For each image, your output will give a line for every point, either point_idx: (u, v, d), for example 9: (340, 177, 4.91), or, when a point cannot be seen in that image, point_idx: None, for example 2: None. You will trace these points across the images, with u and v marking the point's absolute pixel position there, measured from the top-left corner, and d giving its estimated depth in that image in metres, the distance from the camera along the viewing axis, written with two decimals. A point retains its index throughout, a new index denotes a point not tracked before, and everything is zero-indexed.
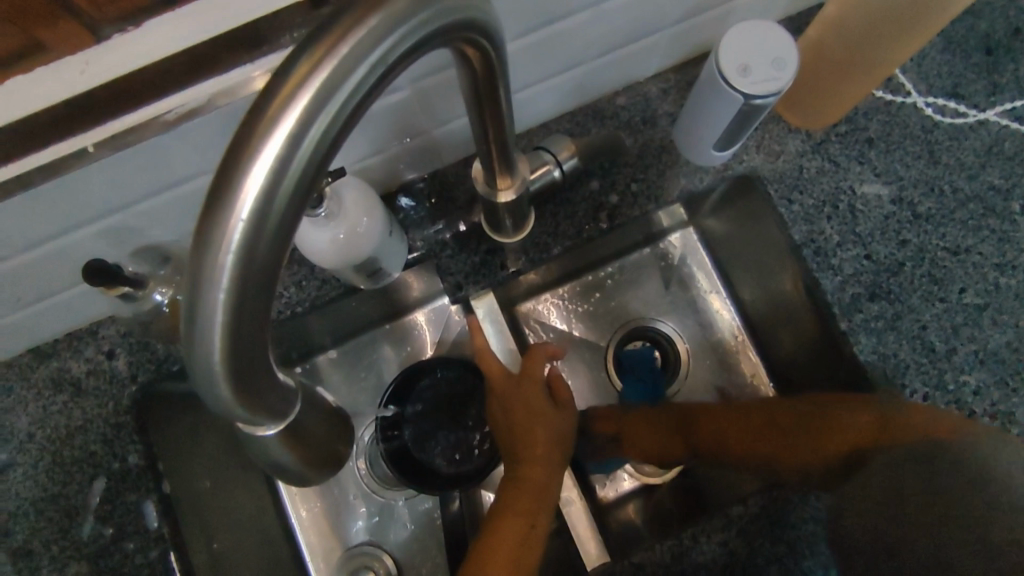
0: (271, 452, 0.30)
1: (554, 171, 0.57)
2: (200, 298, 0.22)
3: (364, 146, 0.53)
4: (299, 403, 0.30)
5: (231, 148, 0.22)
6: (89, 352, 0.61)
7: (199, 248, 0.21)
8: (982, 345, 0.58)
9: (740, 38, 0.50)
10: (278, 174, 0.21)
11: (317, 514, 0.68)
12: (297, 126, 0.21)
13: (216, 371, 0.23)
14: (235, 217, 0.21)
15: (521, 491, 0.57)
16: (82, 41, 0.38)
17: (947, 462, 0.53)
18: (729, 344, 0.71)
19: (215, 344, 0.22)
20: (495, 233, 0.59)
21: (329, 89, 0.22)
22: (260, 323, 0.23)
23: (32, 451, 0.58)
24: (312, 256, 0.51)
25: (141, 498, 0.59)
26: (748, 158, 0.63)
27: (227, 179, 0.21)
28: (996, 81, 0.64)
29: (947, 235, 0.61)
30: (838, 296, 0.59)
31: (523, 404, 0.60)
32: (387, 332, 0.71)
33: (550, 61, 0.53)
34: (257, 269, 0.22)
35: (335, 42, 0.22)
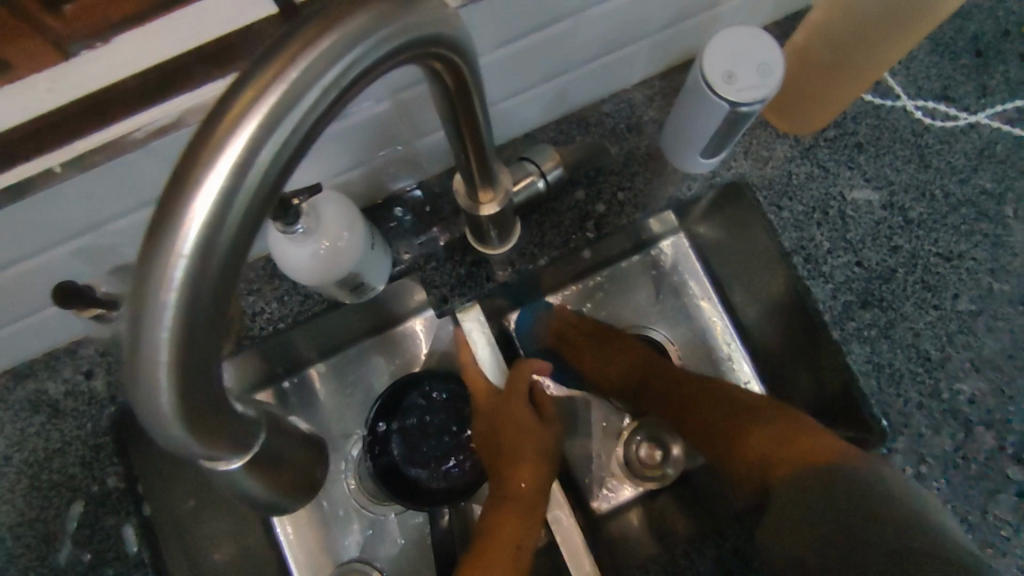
0: (236, 484, 0.29)
1: (537, 182, 0.56)
2: (144, 336, 0.21)
3: (343, 160, 0.52)
4: (265, 433, 0.29)
5: (177, 175, 0.21)
6: (67, 373, 0.59)
7: (141, 284, 0.20)
8: (976, 352, 0.57)
9: (726, 46, 0.50)
10: (226, 202, 0.21)
11: (305, 533, 0.66)
12: (244, 154, 0.21)
13: (165, 410, 0.22)
14: (178, 252, 0.20)
15: (509, 507, 0.56)
16: (48, 59, 0.37)
17: (840, 484, 0.47)
18: (722, 352, 0.70)
19: (162, 384, 0.21)
20: (477, 244, 0.59)
21: (280, 113, 0.21)
22: (212, 357, 0.22)
23: (8, 475, 0.57)
24: (292, 273, 0.49)
25: (121, 523, 0.57)
26: (736, 165, 0.62)
27: (170, 210, 0.20)
28: (986, 83, 0.63)
29: (939, 240, 0.60)
30: (829, 305, 0.58)
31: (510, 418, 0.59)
32: (376, 342, 0.69)
33: (531, 71, 0.53)
34: (205, 302, 0.21)
35: (286, 62, 0.21)
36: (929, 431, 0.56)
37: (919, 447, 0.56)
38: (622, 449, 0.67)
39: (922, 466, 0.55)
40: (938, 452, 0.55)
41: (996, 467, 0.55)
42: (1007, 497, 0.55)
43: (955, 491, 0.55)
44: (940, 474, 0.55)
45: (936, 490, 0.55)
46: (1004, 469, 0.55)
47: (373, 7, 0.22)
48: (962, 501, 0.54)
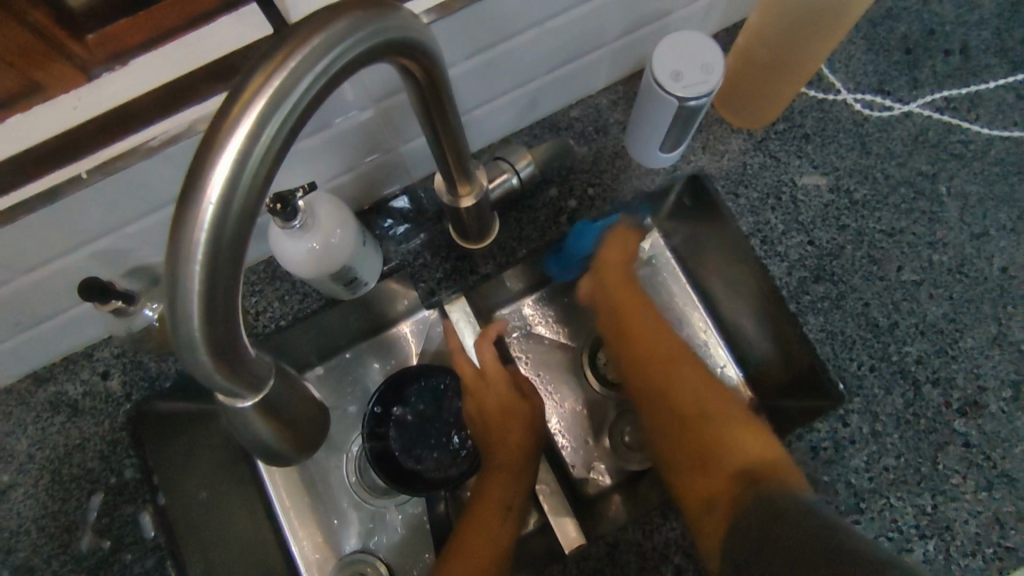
0: (252, 427, 0.34)
1: (511, 179, 0.61)
2: (179, 269, 0.25)
3: (335, 164, 0.58)
4: (275, 379, 0.33)
5: (202, 146, 0.26)
6: (85, 375, 0.64)
7: (177, 227, 0.25)
8: (920, 318, 0.63)
9: (670, 49, 0.56)
10: (241, 165, 0.26)
11: (311, 529, 0.70)
12: (256, 125, 0.26)
13: (196, 337, 0.26)
14: (206, 200, 0.25)
15: (494, 481, 0.63)
16: (75, 81, 0.43)
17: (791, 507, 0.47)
18: (700, 338, 0.72)
19: (194, 312, 0.26)
20: (461, 239, 0.64)
21: (281, 95, 0.26)
22: (230, 297, 0.27)
23: (31, 471, 0.61)
24: (290, 266, 0.55)
25: (138, 510, 0.61)
26: (695, 159, 0.68)
27: (199, 171, 0.25)
28: (917, 76, 0.69)
29: (882, 218, 0.66)
30: (785, 281, 0.64)
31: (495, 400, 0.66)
32: (371, 346, 0.73)
33: (500, 80, 0.58)
34: (227, 246, 0.26)
35: (285, 57, 0.26)
36: (881, 392, 0.61)
37: (873, 407, 0.61)
38: (611, 432, 0.70)
39: (876, 424, 0.60)
40: (890, 410, 0.61)
41: (943, 421, 0.60)
42: (954, 448, 0.60)
43: (907, 444, 0.60)
44: (893, 430, 0.60)
45: (890, 445, 0.60)
46: (951, 422, 0.60)
47: (354, 14, 0.28)
48: (914, 454, 0.60)
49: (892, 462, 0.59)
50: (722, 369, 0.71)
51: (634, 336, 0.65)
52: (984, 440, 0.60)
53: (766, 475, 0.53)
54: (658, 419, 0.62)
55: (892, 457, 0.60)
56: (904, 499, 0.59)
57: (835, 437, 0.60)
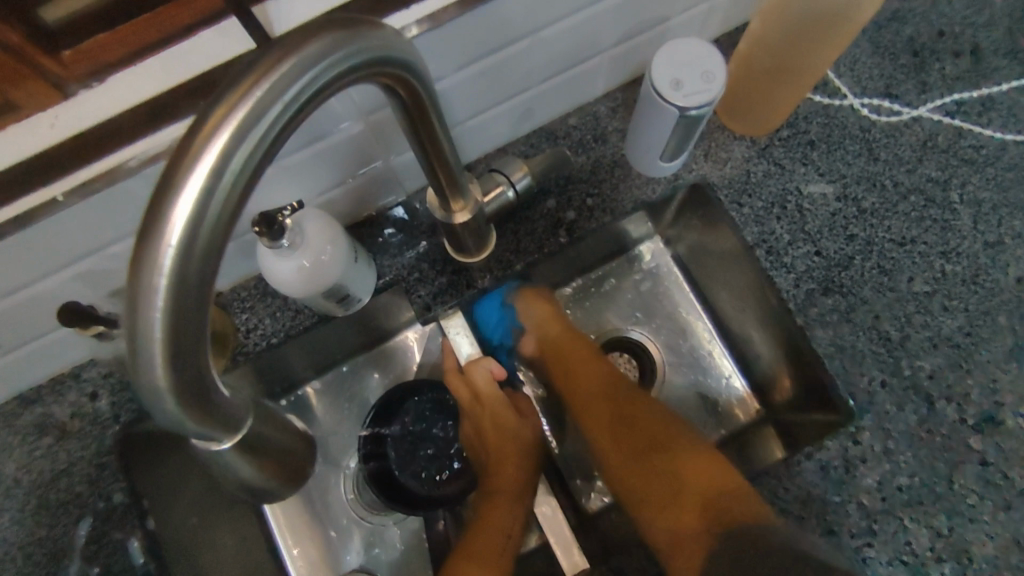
0: (231, 466, 0.32)
1: (507, 191, 0.59)
2: (140, 315, 0.24)
3: (325, 180, 0.56)
4: (252, 417, 0.31)
5: (165, 179, 0.24)
6: (72, 397, 0.62)
7: (136, 271, 0.24)
8: (933, 330, 0.61)
9: (671, 57, 0.54)
10: (205, 201, 0.24)
11: (308, 547, 0.67)
12: (221, 157, 0.24)
13: (160, 385, 0.25)
14: (166, 241, 0.24)
15: (497, 498, 0.64)
16: (50, 99, 0.41)
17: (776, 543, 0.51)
18: (704, 349, 0.71)
19: (158, 358, 0.24)
20: (457, 253, 0.62)
21: (248, 124, 0.24)
22: (198, 339, 0.25)
23: (18, 496, 0.60)
24: (278, 285, 0.53)
25: (127, 536, 0.60)
26: (697, 167, 0.66)
27: (159, 208, 0.24)
28: (925, 80, 0.67)
29: (892, 227, 0.64)
30: (793, 293, 0.62)
31: (491, 413, 0.67)
32: (369, 358, 0.71)
33: (495, 89, 0.57)
34: (194, 287, 0.24)
35: (252, 83, 0.25)
36: (893, 408, 0.59)
37: (884, 424, 0.59)
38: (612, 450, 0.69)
39: (888, 442, 0.59)
40: (902, 427, 0.59)
41: (959, 439, 0.59)
42: (970, 467, 0.58)
43: (921, 464, 0.58)
44: (906, 448, 0.59)
45: (902, 464, 0.58)
46: (966, 440, 0.59)
47: (327, 35, 0.26)
48: (928, 472, 0.58)
49: (904, 481, 0.58)
50: (728, 379, 0.70)
51: (576, 395, 0.68)
52: (1002, 458, 0.58)
53: (725, 505, 0.58)
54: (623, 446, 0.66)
55: (905, 476, 0.58)
56: (919, 520, 0.57)
57: (845, 456, 0.59)
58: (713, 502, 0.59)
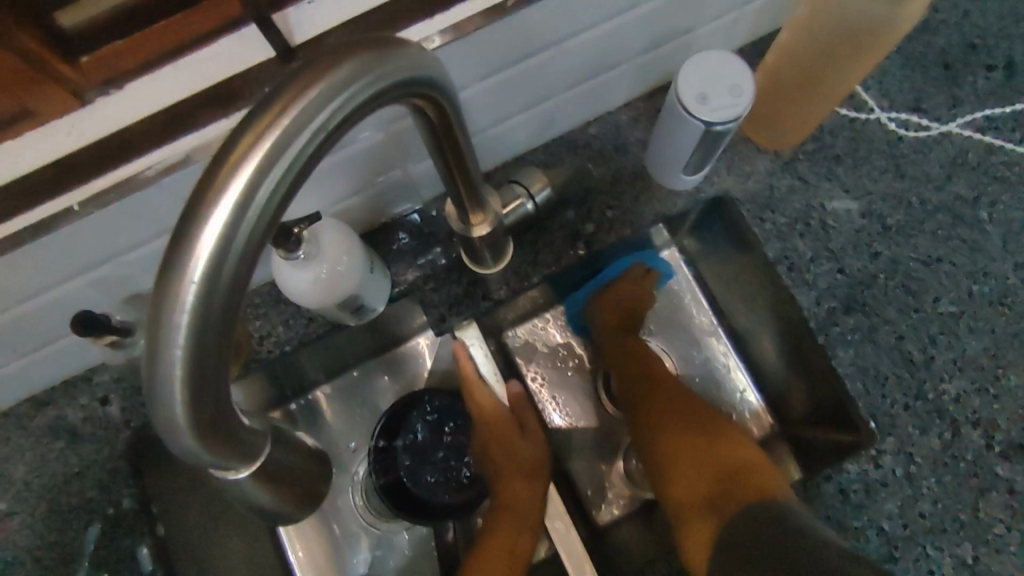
0: (247, 494, 0.31)
1: (526, 204, 0.58)
2: (159, 352, 0.23)
3: (342, 188, 0.55)
4: (269, 443, 0.30)
5: (187, 211, 0.23)
6: (84, 400, 0.62)
7: (157, 305, 0.23)
8: (959, 353, 0.60)
9: (698, 69, 0.52)
10: (231, 233, 0.23)
11: (313, 549, 0.67)
12: (248, 187, 0.23)
13: (179, 422, 0.24)
14: (188, 277, 0.23)
15: (503, 517, 0.63)
16: (68, 106, 0.39)
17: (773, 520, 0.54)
18: (720, 361, 0.68)
19: (177, 396, 0.24)
20: (473, 263, 0.61)
21: (275, 153, 0.23)
22: (219, 375, 0.24)
23: (29, 499, 0.60)
24: (294, 296, 0.52)
25: (136, 543, 0.60)
26: (720, 181, 0.64)
27: (183, 239, 0.23)
28: (956, 94, 0.65)
29: (919, 246, 0.62)
30: (815, 311, 0.61)
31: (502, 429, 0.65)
32: (379, 362, 0.70)
33: (516, 100, 0.56)
34: (216, 322, 0.24)
35: (281, 109, 0.24)
36: (917, 432, 0.58)
37: (908, 448, 0.58)
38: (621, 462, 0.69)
39: (911, 466, 0.58)
40: (926, 452, 0.58)
41: (984, 465, 0.58)
42: (997, 495, 0.58)
43: (945, 490, 0.57)
44: (930, 473, 0.58)
45: (926, 489, 0.57)
46: (992, 467, 0.58)
47: (357, 57, 0.25)
48: (953, 499, 0.57)
49: (927, 508, 0.57)
50: (742, 394, 0.68)
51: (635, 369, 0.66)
52: None
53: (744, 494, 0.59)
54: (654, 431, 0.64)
55: (929, 502, 0.57)
56: (942, 548, 0.57)
57: (867, 480, 0.58)
58: (712, 502, 0.60)
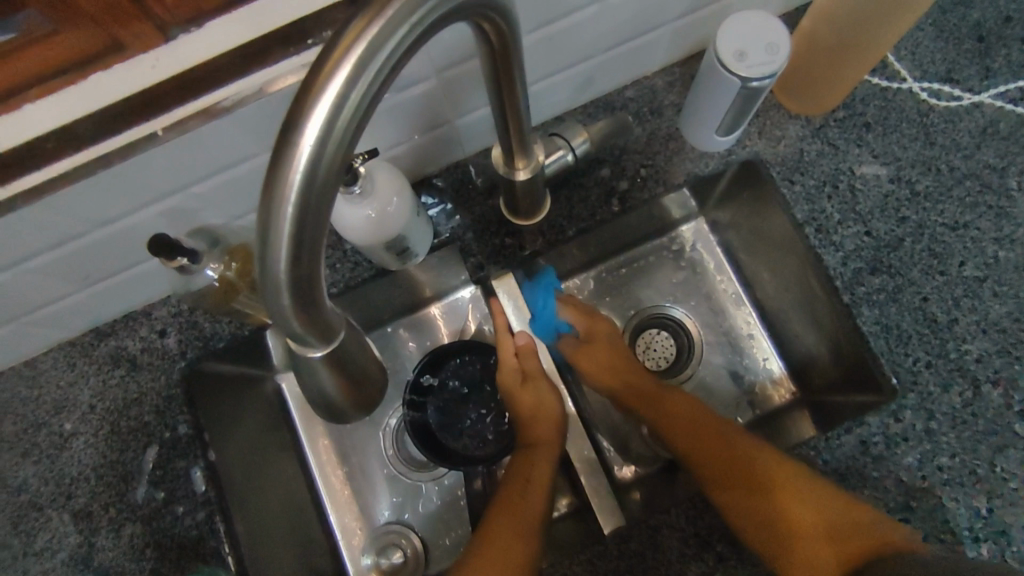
0: (319, 378, 0.34)
1: (567, 155, 0.62)
2: (273, 208, 0.26)
3: (395, 133, 0.59)
4: (344, 332, 0.33)
5: (301, 90, 0.26)
6: (144, 332, 0.67)
7: (274, 166, 0.26)
8: (982, 315, 0.62)
9: (738, 26, 0.55)
10: (336, 110, 0.26)
11: (350, 494, 0.71)
12: (355, 70, 0.26)
13: (281, 277, 0.27)
14: (304, 140, 0.26)
15: (521, 471, 0.64)
16: (153, 42, 0.44)
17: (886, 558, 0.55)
18: (743, 331, 0.72)
19: (282, 252, 0.27)
20: (511, 215, 0.65)
21: (377, 45, 0.27)
22: (317, 241, 0.27)
23: (92, 421, 0.64)
24: (346, 232, 0.55)
25: (190, 464, 0.63)
26: (751, 144, 0.67)
27: (298, 112, 0.26)
28: (989, 66, 0.67)
29: (945, 211, 0.64)
30: (840, 271, 0.62)
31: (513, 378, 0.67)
32: (408, 322, 0.73)
33: (563, 55, 0.58)
34: (317, 189, 0.26)
35: (381, 7, 0.27)
36: (936, 389, 0.60)
37: (927, 404, 0.60)
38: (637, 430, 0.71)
39: (930, 422, 0.60)
40: (945, 408, 0.60)
41: (1003, 423, 0.60)
42: (1014, 451, 0.59)
43: (963, 445, 0.59)
44: (947, 429, 0.60)
45: (945, 444, 0.59)
46: (1012, 425, 0.59)
47: None
48: (970, 454, 0.59)
49: (945, 461, 0.59)
50: (765, 362, 0.71)
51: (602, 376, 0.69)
52: None
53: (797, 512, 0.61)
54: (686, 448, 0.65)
55: (947, 456, 0.59)
56: (959, 500, 0.58)
57: (886, 432, 0.60)
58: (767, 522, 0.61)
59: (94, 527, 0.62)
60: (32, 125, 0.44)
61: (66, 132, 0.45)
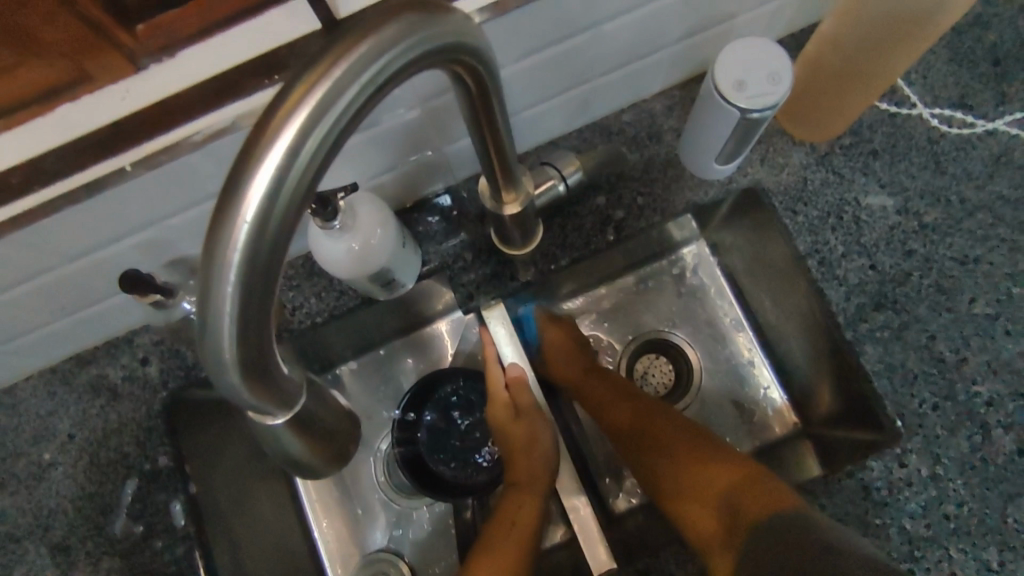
0: (281, 443, 0.32)
1: (558, 186, 0.59)
2: (212, 288, 0.24)
3: (379, 163, 0.57)
4: (307, 395, 0.31)
5: (241, 157, 0.24)
6: (125, 360, 0.65)
7: (212, 243, 0.24)
8: (993, 355, 0.59)
9: (736, 56, 0.52)
10: (280, 179, 0.24)
11: (337, 522, 0.68)
12: (299, 134, 0.24)
13: (227, 356, 0.25)
14: (242, 216, 0.24)
15: (506, 510, 0.62)
16: (123, 72, 0.42)
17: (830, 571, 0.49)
18: (743, 357, 0.68)
19: (226, 332, 0.25)
20: (502, 245, 0.63)
21: (326, 105, 0.25)
22: (264, 316, 0.25)
23: (71, 451, 0.63)
24: (329, 266, 0.54)
25: (170, 497, 0.62)
26: (752, 171, 0.64)
27: (237, 182, 0.24)
28: (1004, 91, 0.64)
29: (955, 244, 0.61)
30: (843, 307, 0.60)
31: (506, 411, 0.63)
32: (404, 343, 0.70)
33: (553, 83, 0.56)
34: (263, 262, 0.24)
35: (333, 63, 0.25)
36: (945, 432, 0.58)
37: (934, 448, 0.57)
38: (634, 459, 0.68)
39: (937, 467, 0.57)
40: (953, 453, 0.57)
41: (1014, 470, 0.57)
42: None
43: (972, 493, 0.56)
44: (956, 475, 0.57)
45: (952, 491, 0.56)
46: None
47: (404, 17, 0.27)
48: (979, 502, 0.56)
49: (953, 509, 0.56)
50: (766, 390, 0.67)
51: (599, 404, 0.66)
52: None
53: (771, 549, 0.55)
54: (676, 483, 0.61)
55: (954, 504, 0.56)
56: (966, 551, 0.56)
57: (891, 478, 0.57)
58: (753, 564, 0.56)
59: (72, 561, 0.61)
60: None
61: (34, 166, 0.43)
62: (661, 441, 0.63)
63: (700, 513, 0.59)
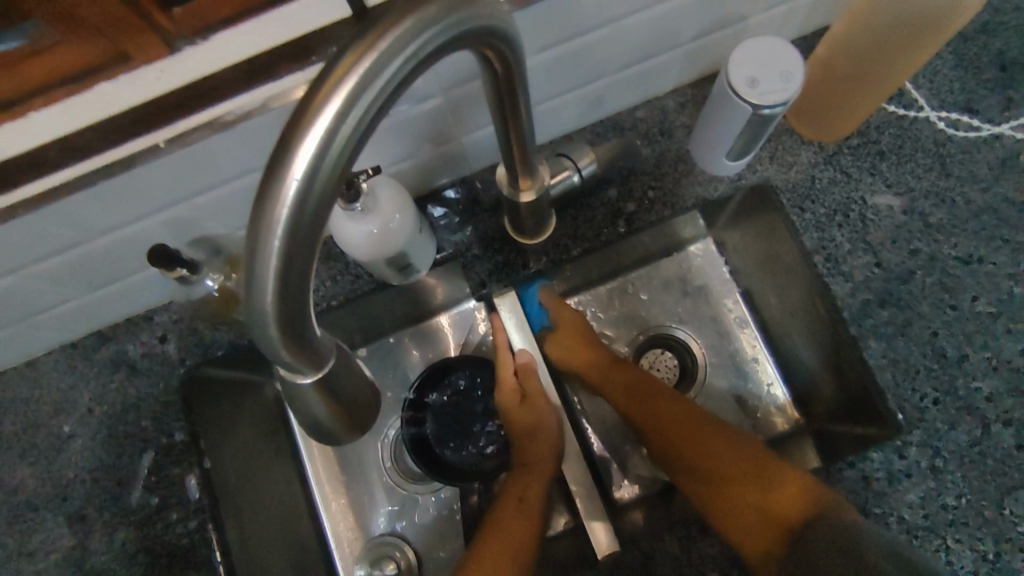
0: (308, 404, 0.33)
1: (573, 176, 0.61)
2: (258, 244, 0.26)
3: (399, 149, 0.58)
4: (335, 358, 0.33)
5: (290, 124, 0.26)
6: (144, 337, 0.67)
7: (261, 201, 0.26)
8: (994, 352, 0.60)
9: (752, 56, 0.54)
10: (327, 143, 0.26)
11: (344, 505, 0.69)
12: (346, 103, 0.26)
13: (268, 311, 0.27)
14: (291, 174, 0.26)
15: (511, 490, 0.63)
16: (158, 53, 0.43)
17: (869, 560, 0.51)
18: (746, 353, 0.69)
19: (269, 287, 0.26)
20: (516, 234, 0.65)
21: (370, 78, 0.26)
22: (304, 274, 0.27)
23: (90, 424, 0.65)
24: (349, 248, 0.55)
25: (185, 472, 0.63)
26: (761, 169, 0.65)
27: (287, 145, 0.26)
28: (1009, 96, 0.65)
29: (959, 243, 0.62)
30: (848, 301, 0.61)
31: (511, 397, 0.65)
32: (413, 334, 0.71)
33: (573, 75, 0.58)
34: (307, 221, 0.26)
35: (377, 39, 0.27)
36: (945, 427, 0.59)
37: (934, 441, 0.59)
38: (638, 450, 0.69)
39: (936, 459, 0.58)
40: (953, 446, 0.58)
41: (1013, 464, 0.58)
42: None
43: (970, 485, 0.58)
44: (955, 467, 0.58)
45: (951, 483, 0.58)
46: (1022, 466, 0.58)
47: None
48: (977, 495, 0.58)
49: (951, 500, 0.58)
50: (769, 387, 0.68)
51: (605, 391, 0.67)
52: None
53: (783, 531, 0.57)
54: (684, 467, 0.62)
55: (952, 495, 0.58)
56: (963, 541, 0.57)
57: (890, 469, 0.58)
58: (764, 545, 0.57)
59: (87, 530, 0.62)
60: (33, 135, 0.44)
61: (69, 143, 0.44)
62: (669, 429, 0.63)
63: (711, 494, 0.60)
